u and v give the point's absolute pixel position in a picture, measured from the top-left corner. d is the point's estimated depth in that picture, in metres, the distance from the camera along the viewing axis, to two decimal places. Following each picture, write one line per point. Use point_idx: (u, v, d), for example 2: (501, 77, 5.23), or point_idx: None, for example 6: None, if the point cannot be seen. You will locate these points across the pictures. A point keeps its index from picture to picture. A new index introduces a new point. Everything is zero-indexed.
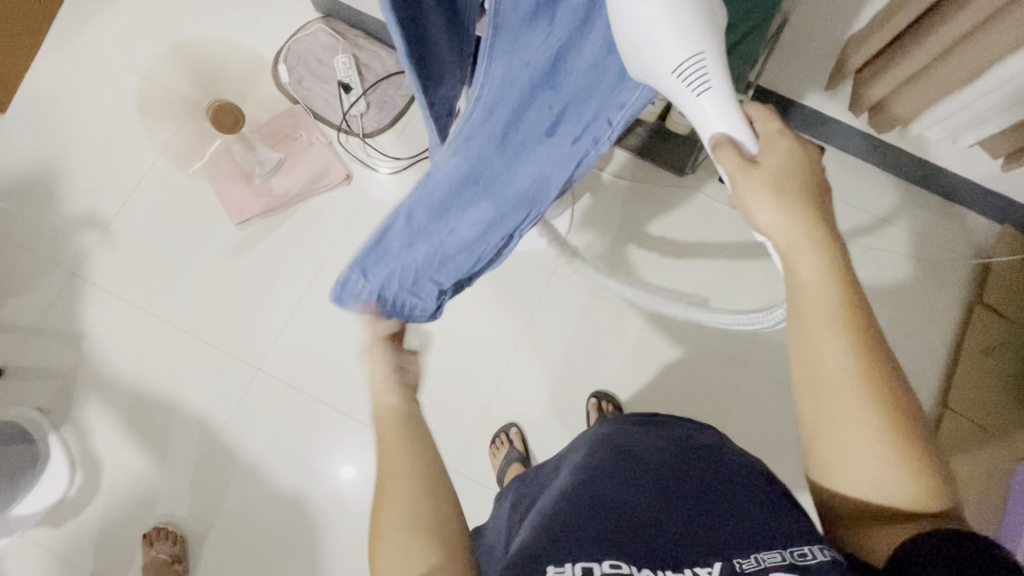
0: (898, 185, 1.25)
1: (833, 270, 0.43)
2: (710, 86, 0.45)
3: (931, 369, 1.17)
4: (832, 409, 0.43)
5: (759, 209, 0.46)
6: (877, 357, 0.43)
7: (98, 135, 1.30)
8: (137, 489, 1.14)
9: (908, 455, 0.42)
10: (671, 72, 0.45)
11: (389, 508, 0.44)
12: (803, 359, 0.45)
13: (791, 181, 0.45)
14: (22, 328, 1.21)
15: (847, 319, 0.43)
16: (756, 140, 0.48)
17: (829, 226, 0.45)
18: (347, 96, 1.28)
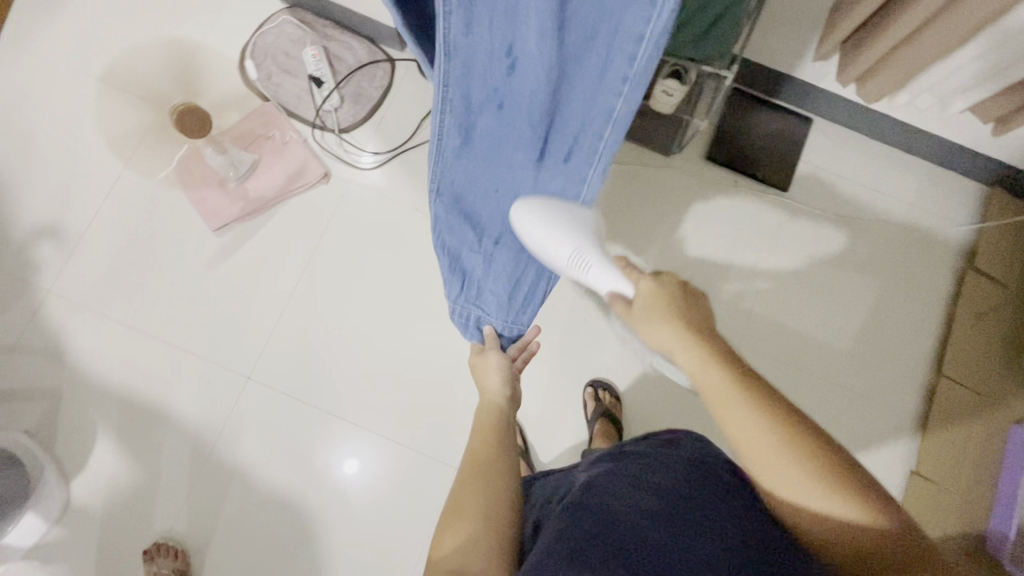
0: (888, 152, 1.22)
1: (713, 362, 0.54)
2: (590, 264, 0.67)
3: (928, 338, 1.16)
4: (762, 471, 0.51)
5: (656, 336, 0.58)
6: (784, 417, 0.50)
7: (63, 145, 1.25)
8: (134, 505, 1.13)
9: (847, 500, 0.47)
10: (563, 262, 0.69)
11: (463, 505, 0.63)
12: (727, 437, 0.52)
13: (661, 305, 0.59)
14: (3, 348, 1.18)
15: (746, 399, 0.51)
16: (632, 287, 0.64)
17: (695, 331, 0.56)
18: (319, 90, 1.24)
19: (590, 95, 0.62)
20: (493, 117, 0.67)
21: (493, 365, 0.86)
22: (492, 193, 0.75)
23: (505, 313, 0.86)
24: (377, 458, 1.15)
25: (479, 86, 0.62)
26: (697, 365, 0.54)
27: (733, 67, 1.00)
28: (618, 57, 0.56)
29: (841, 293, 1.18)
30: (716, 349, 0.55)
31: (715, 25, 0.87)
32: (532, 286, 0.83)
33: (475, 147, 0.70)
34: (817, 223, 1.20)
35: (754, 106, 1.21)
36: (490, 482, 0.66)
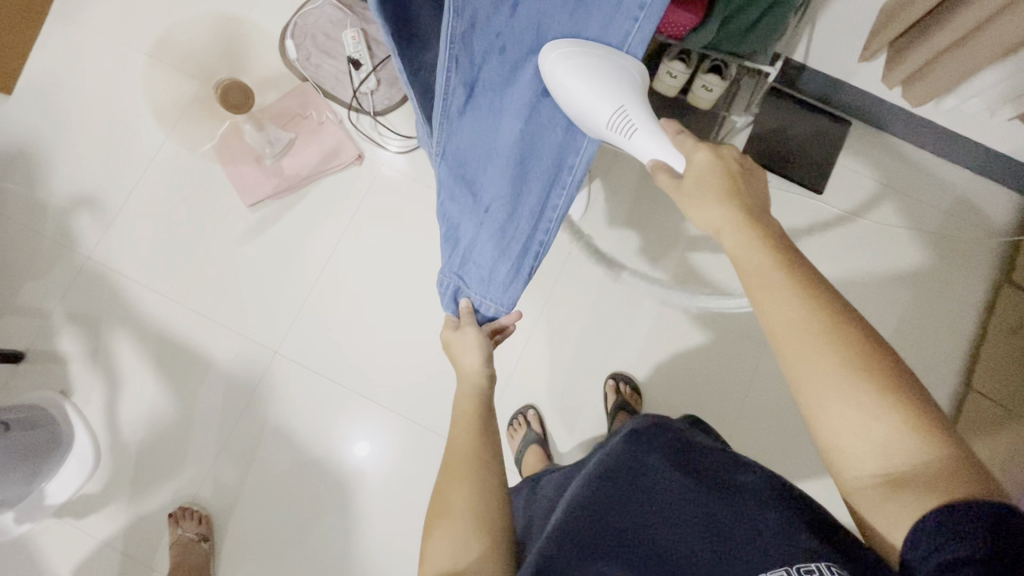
0: (928, 159, 1.20)
1: (760, 243, 0.49)
2: (635, 128, 0.58)
3: (958, 350, 1.15)
4: (800, 359, 0.44)
5: (697, 214, 0.53)
6: (833, 312, 0.45)
7: (107, 117, 1.28)
8: (162, 469, 1.16)
9: (882, 393, 0.41)
10: (604, 123, 0.58)
11: (448, 504, 0.55)
12: (762, 322, 0.47)
13: (713, 179, 0.53)
14: (43, 311, 1.22)
15: (787, 279, 0.46)
16: (683, 158, 0.56)
17: (748, 209, 0.51)
18: (356, 72, 1.23)
19: (608, 16, 0.56)
20: (498, 65, 0.59)
21: (466, 341, 0.71)
22: (489, 155, 0.64)
23: (489, 289, 0.70)
24: (395, 436, 1.17)
25: (482, 38, 0.56)
26: (743, 245, 0.49)
27: (776, 64, 0.98)
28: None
29: (870, 299, 1.17)
30: (764, 232, 0.49)
31: (757, 23, 0.86)
32: (518, 262, 0.68)
33: (477, 98, 0.60)
34: (849, 227, 1.19)
35: (793, 107, 1.20)
36: (476, 469, 0.58)
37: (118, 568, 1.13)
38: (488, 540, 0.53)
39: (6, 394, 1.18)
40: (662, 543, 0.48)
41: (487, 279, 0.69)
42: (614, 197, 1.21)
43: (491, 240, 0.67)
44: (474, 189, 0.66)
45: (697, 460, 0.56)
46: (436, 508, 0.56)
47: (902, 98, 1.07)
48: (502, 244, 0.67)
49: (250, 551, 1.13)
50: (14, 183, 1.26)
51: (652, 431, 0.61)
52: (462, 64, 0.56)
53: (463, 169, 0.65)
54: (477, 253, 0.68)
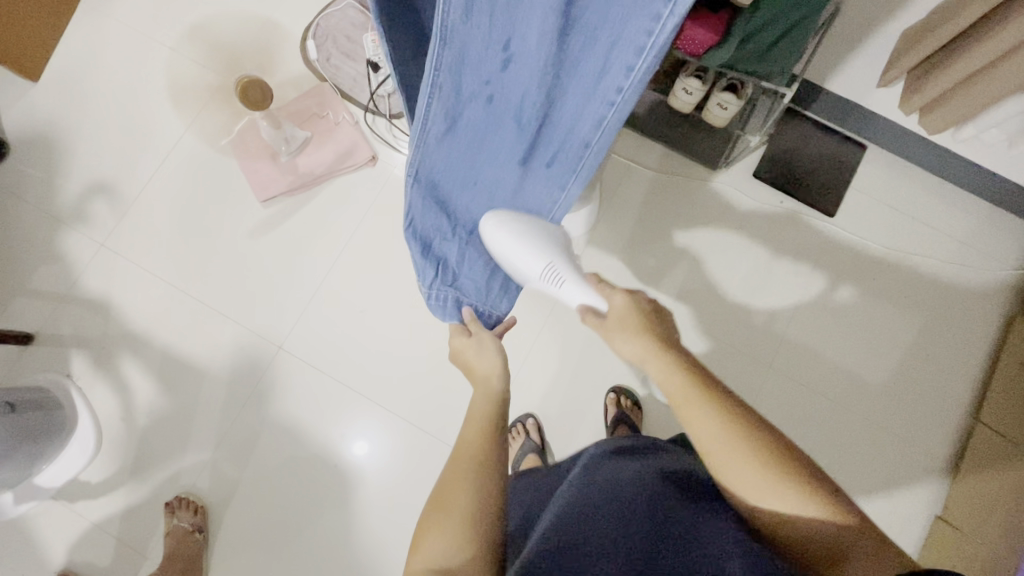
0: (942, 187, 1.19)
1: (680, 368, 0.54)
2: (563, 281, 0.67)
3: (966, 382, 1.13)
4: (720, 469, 0.50)
5: (623, 346, 0.59)
6: (748, 420, 0.50)
7: (128, 108, 1.30)
8: (161, 457, 1.17)
9: (798, 492, 0.46)
10: (537, 276, 0.68)
11: (446, 499, 0.53)
12: (690, 437, 0.52)
13: (632, 320, 0.59)
14: (55, 295, 1.24)
15: (707, 398, 0.51)
16: (603, 300, 0.65)
17: (665, 338, 0.58)
18: (375, 75, 1.23)
19: (586, 91, 0.53)
20: (481, 109, 0.55)
21: (485, 350, 0.69)
22: (468, 184, 0.65)
23: (487, 296, 0.78)
24: (392, 438, 1.17)
25: (470, 78, 0.50)
26: (663, 371, 0.55)
27: (792, 86, 0.97)
28: (616, 70, 0.49)
29: (877, 326, 1.16)
30: (679, 356, 0.55)
31: (775, 46, 0.87)
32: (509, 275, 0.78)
33: (458, 132, 0.57)
34: (856, 252, 1.18)
35: (807, 130, 1.20)
36: (477, 470, 0.55)
37: (113, 554, 1.14)
38: (479, 542, 0.50)
39: (14, 376, 1.20)
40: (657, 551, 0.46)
41: (483, 289, 0.77)
42: (624, 211, 1.21)
43: (481, 259, 0.75)
44: (455, 211, 0.68)
45: (683, 480, 0.56)
46: (431, 504, 0.53)
47: (920, 125, 1.06)
48: (489, 258, 0.74)
49: (243, 544, 1.13)
50: (35, 168, 1.29)
51: (635, 456, 0.62)
52: (446, 99, 0.51)
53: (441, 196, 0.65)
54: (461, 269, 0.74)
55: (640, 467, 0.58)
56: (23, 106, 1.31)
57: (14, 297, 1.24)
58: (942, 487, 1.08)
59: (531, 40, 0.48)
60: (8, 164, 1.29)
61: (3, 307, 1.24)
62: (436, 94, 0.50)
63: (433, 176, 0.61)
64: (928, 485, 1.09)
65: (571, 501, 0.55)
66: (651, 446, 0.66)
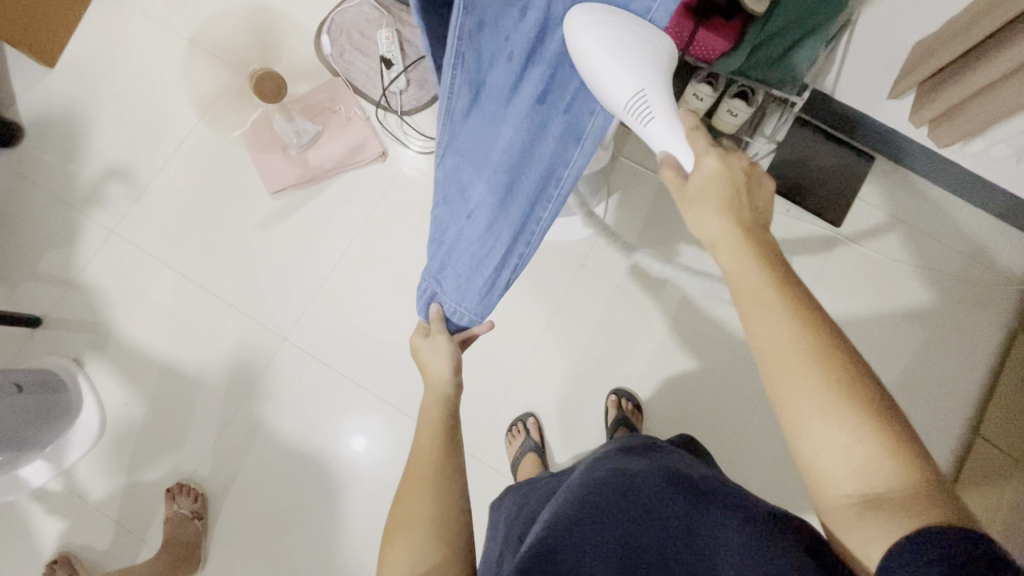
0: (949, 200, 1.19)
1: (753, 256, 0.49)
2: (653, 116, 0.55)
3: (967, 396, 1.13)
4: (778, 375, 0.45)
5: (698, 222, 0.53)
6: (817, 327, 0.45)
7: (142, 96, 1.31)
8: (163, 443, 1.18)
9: (857, 418, 0.41)
10: (621, 106, 0.55)
11: (407, 509, 0.53)
12: (750, 337, 0.47)
13: (718, 187, 0.53)
14: (63, 279, 1.25)
15: (779, 293, 0.46)
16: (693, 156, 0.55)
17: (746, 223, 0.51)
18: (387, 72, 1.26)
19: (606, 10, 0.51)
20: (504, 76, 0.58)
21: (437, 350, 0.72)
22: (480, 160, 0.65)
23: (462, 294, 0.72)
24: (391, 432, 1.17)
25: (491, 37, 0.55)
26: (737, 258, 0.50)
27: (802, 95, 0.97)
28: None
29: (879, 337, 1.16)
30: (761, 245, 0.50)
31: (789, 52, 0.87)
32: (496, 272, 0.69)
33: (480, 102, 0.61)
34: (859, 263, 1.18)
35: (816, 139, 1.20)
36: (441, 481, 0.55)
37: (113, 538, 1.15)
38: (446, 551, 0.50)
39: (22, 357, 1.21)
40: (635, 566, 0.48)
41: (462, 287, 0.72)
42: (630, 214, 1.21)
43: (472, 251, 0.70)
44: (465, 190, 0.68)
45: (680, 476, 0.56)
46: (396, 516, 0.53)
47: (929, 138, 1.06)
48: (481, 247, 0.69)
49: (241, 532, 1.14)
50: (48, 153, 1.30)
51: (632, 457, 0.62)
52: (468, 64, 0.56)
53: (462, 166, 0.67)
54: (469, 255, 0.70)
55: (635, 468, 0.58)
56: (39, 91, 1.32)
57: (23, 280, 1.25)
58: None
59: None
60: (23, 149, 1.30)
61: (11, 290, 1.25)
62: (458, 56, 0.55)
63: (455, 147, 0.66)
64: None
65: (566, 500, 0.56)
66: (651, 447, 0.65)
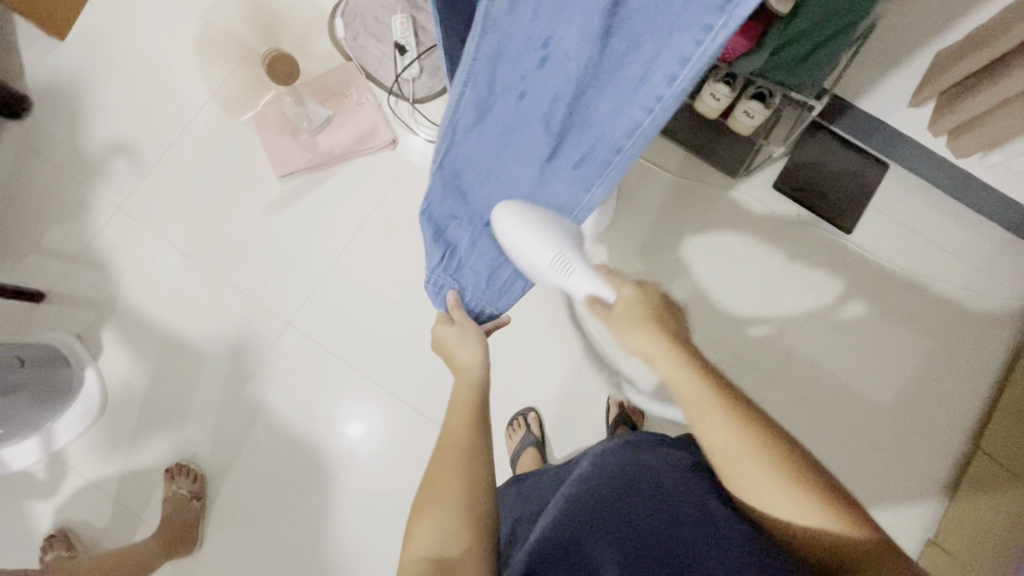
0: (962, 211, 1.18)
1: (690, 366, 0.51)
2: (573, 269, 0.64)
3: (969, 408, 1.13)
4: (736, 476, 0.49)
5: (629, 337, 0.55)
6: (755, 426, 0.49)
7: (152, 72, 1.30)
8: (162, 423, 1.18)
9: (818, 504, 0.46)
10: (545, 265, 0.65)
11: (436, 492, 0.52)
12: (699, 440, 0.51)
13: (637, 310, 0.56)
14: (67, 255, 1.24)
15: (720, 400, 0.50)
16: (612, 292, 0.61)
17: (676, 335, 0.54)
18: (400, 58, 1.23)
19: (622, 97, 0.51)
20: (512, 104, 0.55)
21: (465, 336, 0.67)
22: (484, 176, 0.65)
23: (484, 292, 0.77)
24: (390, 421, 1.17)
25: (506, 71, 0.51)
26: (673, 369, 0.52)
27: (822, 99, 0.97)
28: (657, 79, 0.47)
29: (884, 346, 1.15)
30: (691, 353, 0.53)
31: (809, 56, 0.85)
32: (513, 270, 0.75)
33: (486, 125, 0.57)
34: (867, 271, 1.17)
35: (829, 144, 1.19)
36: (470, 459, 0.55)
37: (111, 515, 1.15)
38: (473, 533, 0.51)
39: (24, 331, 1.21)
40: (646, 538, 0.49)
41: (482, 283, 0.76)
42: (638, 212, 1.21)
43: (484, 251, 0.73)
44: (467, 194, 0.68)
45: (698, 466, 0.58)
46: (421, 494, 0.53)
47: (946, 148, 1.05)
48: (496, 250, 0.73)
49: (238, 515, 1.15)
50: (56, 126, 1.29)
51: (642, 445, 0.63)
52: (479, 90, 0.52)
53: (459, 180, 0.65)
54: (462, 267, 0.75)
55: (645, 459, 0.59)
56: (48, 63, 1.31)
57: (27, 254, 1.24)
58: (937, 512, 1.09)
59: (569, 44, 0.47)
60: (30, 121, 1.29)
61: (14, 263, 1.24)
62: (471, 84, 0.51)
63: (455, 159, 0.61)
64: (923, 507, 1.10)
65: (578, 491, 0.57)
66: (664, 440, 0.66)
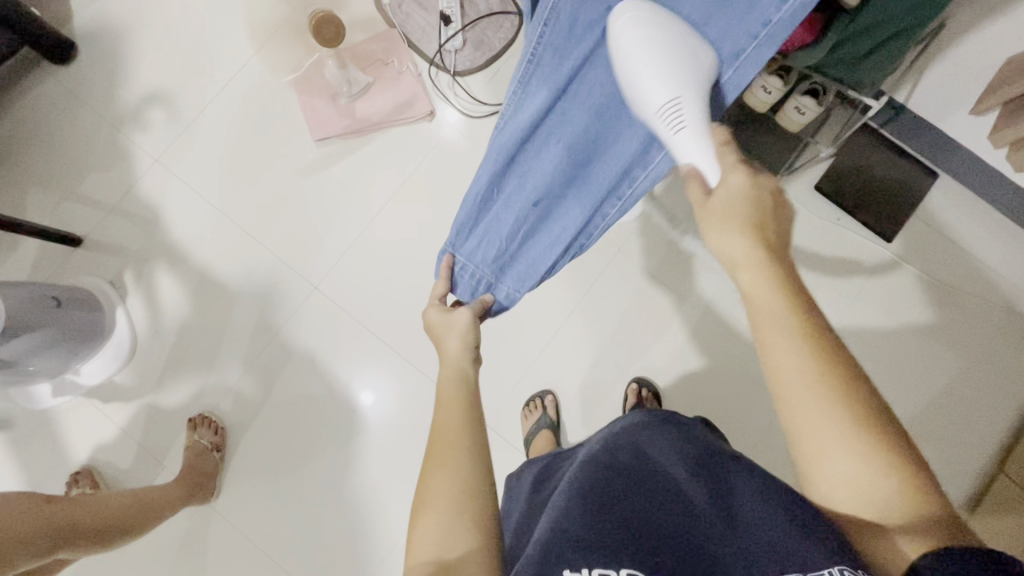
0: (1011, 228, 1.14)
1: (777, 282, 0.47)
2: (685, 125, 0.54)
3: (996, 429, 1.10)
4: (799, 411, 0.45)
5: (714, 239, 0.51)
6: (832, 359, 0.45)
7: (196, 25, 1.30)
8: (187, 373, 1.21)
9: (880, 454, 0.43)
10: (656, 110, 0.54)
11: (430, 491, 0.50)
12: (766, 366, 0.47)
13: (739, 208, 0.50)
14: (105, 203, 1.26)
15: (799, 326, 0.45)
16: (717, 170, 0.53)
17: (770, 245, 0.49)
18: (445, 29, 1.24)
19: (726, 29, 0.55)
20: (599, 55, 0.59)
21: (456, 325, 0.68)
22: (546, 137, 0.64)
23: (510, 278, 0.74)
24: (408, 391, 1.18)
25: (602, 15, 0.57)
26: (759, 280, 0.47)
27: (879, 99, 0.94)
28: (766, 3, 0.52)
29: (914, 358, 1.13)
30: (780, 260, 0.48)
31: (872, 53, 0.82)
32: (554, 259, 0.71)
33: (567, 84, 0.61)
34: (905, 281, 1.14)
35: (876, 149, 1.16)
36: (460, 452, 0.52)
37: (134, 459, 1.19)
38: (479, 530, 0.48)
39: (60, 273, 1.24)
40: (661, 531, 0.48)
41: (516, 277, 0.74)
42: (670, 204, 1.19)
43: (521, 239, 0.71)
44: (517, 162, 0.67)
45: (698, 457, 0.58)
46: (417, 494, 0.51)
47: (1004, 160, 1.01)
48: (546, 232, 0.70)
49: (255, 469, 1.17)
50: (100, 74, 1.30)
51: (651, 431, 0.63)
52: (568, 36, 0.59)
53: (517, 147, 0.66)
54: (516, 247, 0.71)
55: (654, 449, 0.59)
56: (95, 9, 1.32)
57: (67, 198, 1.27)
58: None
59: None
60: (76, 67, 1.31)
61: (52, 207, 1.27)
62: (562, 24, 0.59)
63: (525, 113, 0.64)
64: None
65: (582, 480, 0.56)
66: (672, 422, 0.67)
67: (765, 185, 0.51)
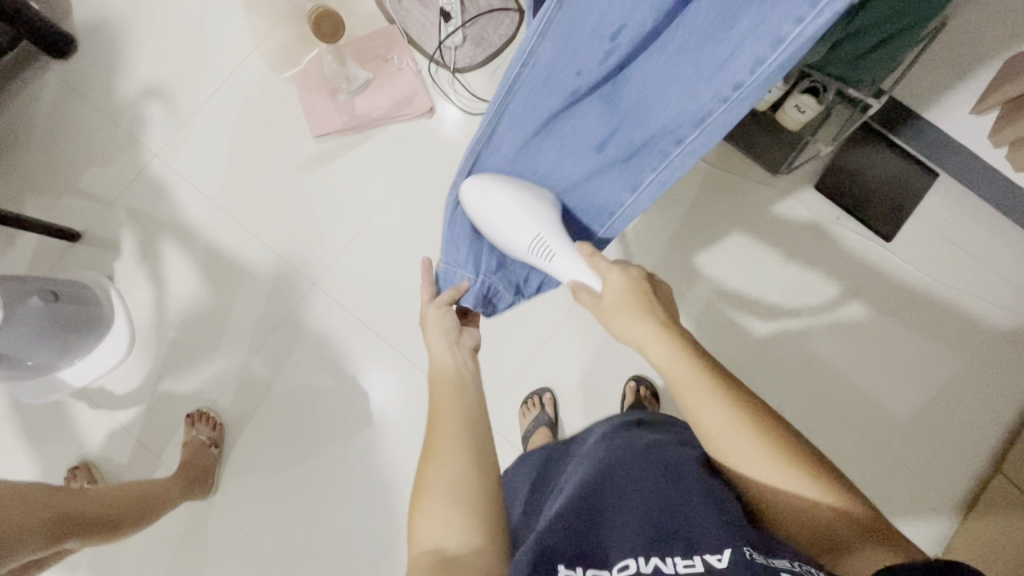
0: (1010, 227, 1.13)
1: (679, 353, 0.53)
2: (552, 253, 0.61)
3: (993, 429, 1.10)
4: (731, 456, 0.50)
5: (618, 327, 0.57)
6: (746, 409, 0.50)
7: (195, 20, 1.30)
8: (185, 369, 1.21)
9: (813, 482, 0.48)
10: (525, 248, 0.62)
11: (429, 485, 0.50)
12: (694, 423, 0.52)
13: (631, 297, 0.57)
14: (104, 198, 1.26)
15: (711, 383, 0.51)
16: (598, 279, 0.60)
17: (665, 321, 0.55)
18: (444, 26, 1.24)
19: (690, 91, 0.49)
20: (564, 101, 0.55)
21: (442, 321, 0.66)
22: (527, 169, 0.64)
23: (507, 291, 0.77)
24: (406, 388, 1.18)
25: (561, 71, 0.52)
26: (664, 352, 0.53)
27: (879, 99, 0.93)
28: (738, 65, 0.44)
29: (912, 358, 1.13)
30: (679, 336, 0.54)
31: (872, 52, 0.82)
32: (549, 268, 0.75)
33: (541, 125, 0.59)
34: (903, 280, 1.14)
35: (877, 149, 1.16)
36: (458, 446, 0.52)
37: (132, 454, 1.19)
38: (478, 523, 0.48)
39: (58, 267, 1.24)
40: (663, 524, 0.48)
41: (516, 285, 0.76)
42: (669, 202, 1.19)
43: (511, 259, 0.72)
44: None
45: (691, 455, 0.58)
46: (415, 488, 0.50)
47: (1004, 159, 1.01)
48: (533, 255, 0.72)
49: (253, 465, 1.18)
50: (99, 69, 1.30)
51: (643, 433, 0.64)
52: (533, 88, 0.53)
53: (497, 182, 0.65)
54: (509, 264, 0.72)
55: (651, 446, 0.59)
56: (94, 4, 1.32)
57: (65, 193, 1.27)
58: (948, 530, 1.07)
59: (625, 36, 0.48)
60: (75, 61, 1.31)
61: (51, 202, 1.27)
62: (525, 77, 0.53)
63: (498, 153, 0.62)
64: (934, 522, 1.08)
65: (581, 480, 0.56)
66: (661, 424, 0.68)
67: (637, 274, 0.58)
